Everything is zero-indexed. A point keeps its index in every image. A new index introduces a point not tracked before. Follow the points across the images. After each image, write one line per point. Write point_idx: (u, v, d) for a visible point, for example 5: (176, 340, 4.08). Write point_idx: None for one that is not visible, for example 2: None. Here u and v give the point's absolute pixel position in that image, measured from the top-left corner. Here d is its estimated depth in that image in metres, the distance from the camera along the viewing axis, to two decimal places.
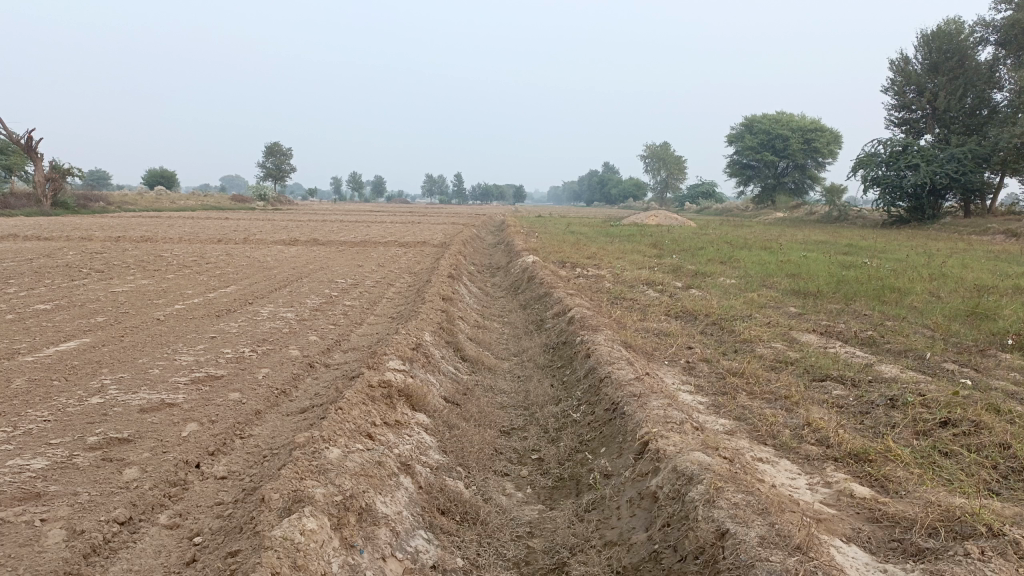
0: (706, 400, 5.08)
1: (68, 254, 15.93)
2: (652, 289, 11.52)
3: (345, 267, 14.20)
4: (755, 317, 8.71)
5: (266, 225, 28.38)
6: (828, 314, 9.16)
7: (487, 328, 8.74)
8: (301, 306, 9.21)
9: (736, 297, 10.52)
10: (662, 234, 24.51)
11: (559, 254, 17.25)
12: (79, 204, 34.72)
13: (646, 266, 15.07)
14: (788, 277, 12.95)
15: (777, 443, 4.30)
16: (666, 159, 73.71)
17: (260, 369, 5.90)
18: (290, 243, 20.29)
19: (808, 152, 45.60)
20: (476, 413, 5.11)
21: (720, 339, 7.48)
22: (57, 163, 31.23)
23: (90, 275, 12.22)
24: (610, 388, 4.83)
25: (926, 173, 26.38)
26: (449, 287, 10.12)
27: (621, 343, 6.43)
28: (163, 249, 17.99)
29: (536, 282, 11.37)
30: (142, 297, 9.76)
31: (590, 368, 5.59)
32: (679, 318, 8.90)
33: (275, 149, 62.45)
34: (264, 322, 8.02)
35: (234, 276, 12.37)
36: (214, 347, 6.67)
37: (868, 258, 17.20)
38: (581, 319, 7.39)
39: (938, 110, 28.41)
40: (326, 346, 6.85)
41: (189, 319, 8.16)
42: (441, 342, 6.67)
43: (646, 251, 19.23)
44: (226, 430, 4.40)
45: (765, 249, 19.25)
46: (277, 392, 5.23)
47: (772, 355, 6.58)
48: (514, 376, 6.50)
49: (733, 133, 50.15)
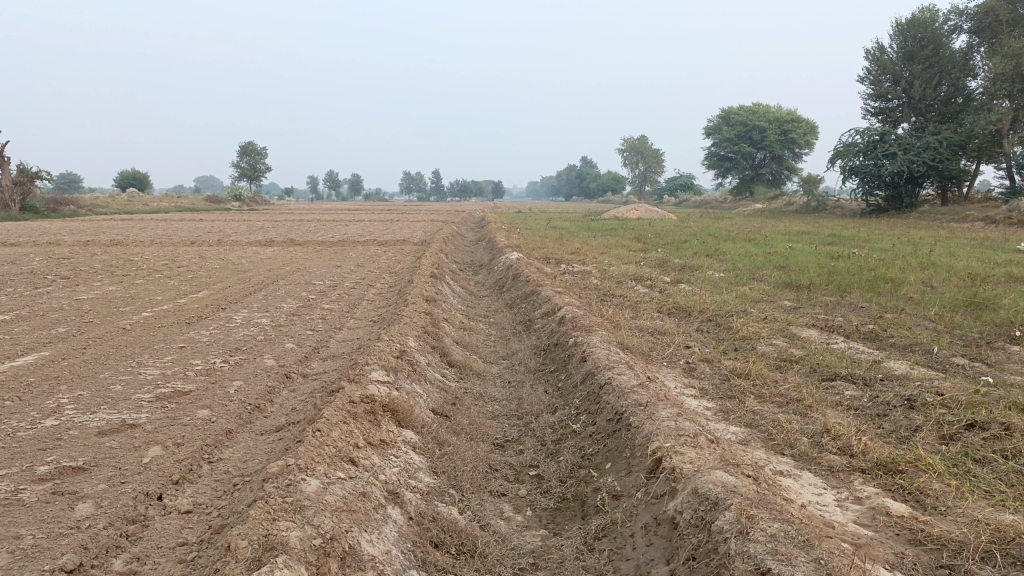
0: (714, 406, 4.75)
1: (34, 259, 15.33)
2: (640, 285, 11.18)
3: (323, 269, 13.75)
4: (750, 312, 8.41)
5: (241, 226, 27.80)
6: (825, 307, 8.87)
7: (474, 330, 8.36)
8: (277, 310, 8.77)
9: (727, 292, 10.19)
10: (645, 228, 24.20)
11: (543, 250, 16.91)
12: (48, 207, 33.83)
13: (632, 260, 14.75)
14: (778, 269, 12.70)
15: (796, 453, 3.97)
16: (643, 153, 73.61)
17: (233, 381, 5.48)
18: (265, 244, 19.76)
19: (785, 143, 45.58)
20: (468, 425, 4.73)
21: (718, 336, 7.17)
22: (24, 166, 30.35)
23: (55, 282, 11.68)
24: (611, 395, 4.47)
25: (903, 161, 26.32)
26: (432, 288, 9.73)
27: (618, 345, 6.08)
28: (133, 253, 17.42)
29: (522, 280, 11.00)
30: (109, 305, 9.27)
31: (587, 373, 5.23)
32: (672, 315, 8.56)
33: (249, 148, 61.17)
34: (238, 329, 7.58)
35: (206, 280, 11.88)
36: (183, 358, 6.24)
37: (855, 248, 16.97)
38: (573, 319, 7.04)
39: (914, 98, 28.37)
40: (304, 354, 6.44)
41: (158, 327, 7.70)
42: (426, 348, 6.28)
43: (630, 245, 18.91)
44: (193, 454, 3.99)
45: (749, 241, 18.99)
46: (251, 408, 4.82)
47: (776, 353, 6.27)
48: (504, 382, 6.13)
49: (710, 125, 50.06)
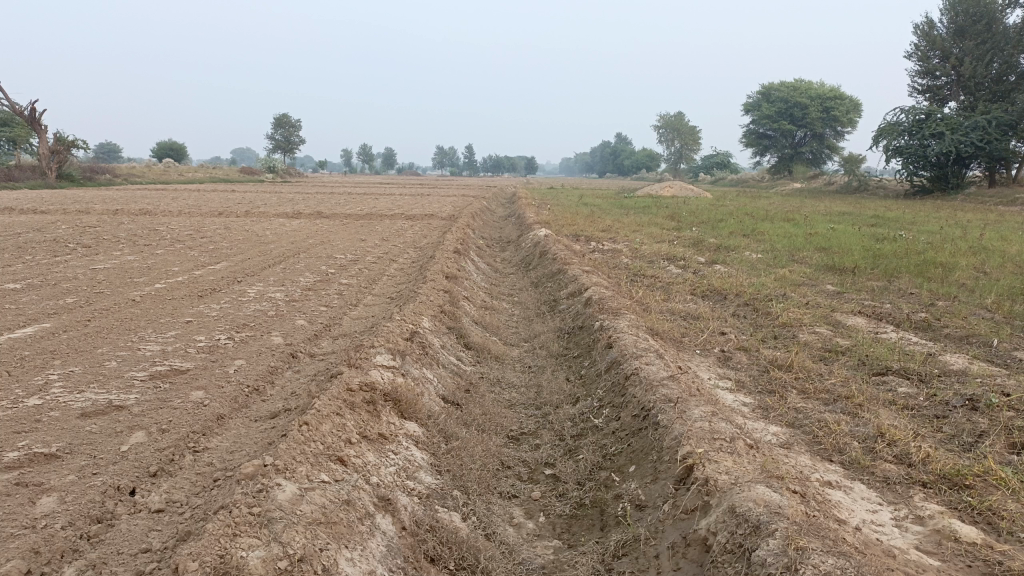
0: (752, 402, 4.31)
1: (59, 228, 15.26)
2: (673, 266, 10.66)
3: (347, 242, 13.45)
4: (790, 296, 7.89)
5: (270, 197, 27.68)
6: (871, 292, 8.32)
7: (496, 309, 7.96)
8: (293, 284, 8.44)
9: (765, 274, 9.64)
10: (679, 207, 23.51)
11: (572, 227, 16.44)
12: (84, 176, 34.12)
13: (666, 240, 14.23)
14: (819, 251, 12.08)
15: (846, 461, 3.52)
16: (679, 130, 72.18)
17: (234, 360, 5.15)
18: (292, 216, 19.55)
19: (827, 121, 44.24)
20: (480, 416, 4.34)
21: (756, 322, 6.67)
22: (61, 134, 30.53)
23: (75, 251, 11.51)
24: (639, 388, 4.04)
25: (950, 142, 25.19)
26: (454, 264, 9.35)
27: (647, 330, 5.63)
28: (159, 222, 17.29)
29: (549, 257, 10.54)
30: (123, 275, 9.03)
31: (612, 362, 4.80)
32: (707, 298, 8.05)
33: (284, 120, 61.18)
34: (249, 303, 7.26)
35: (227, 251, 11.61)
36: (186, 334, 5.91)
37: (901, 231, 16.17)
38: (600, 301, 6.60)
39: (963, 76, 27.08)
40: (313, 332, 6.09)
41: (168, 300, 7.41)
42: (442, 329, 5.88)
43: (663, 223, 18.32)
44: (176, 443, 3.65)
45: (788, 222, 18.25)
46: (249, 391, 4.48)
47: (819, 343, 5.77)
48: (523, 367, 5.72)
49: (749, 102, 48.84)
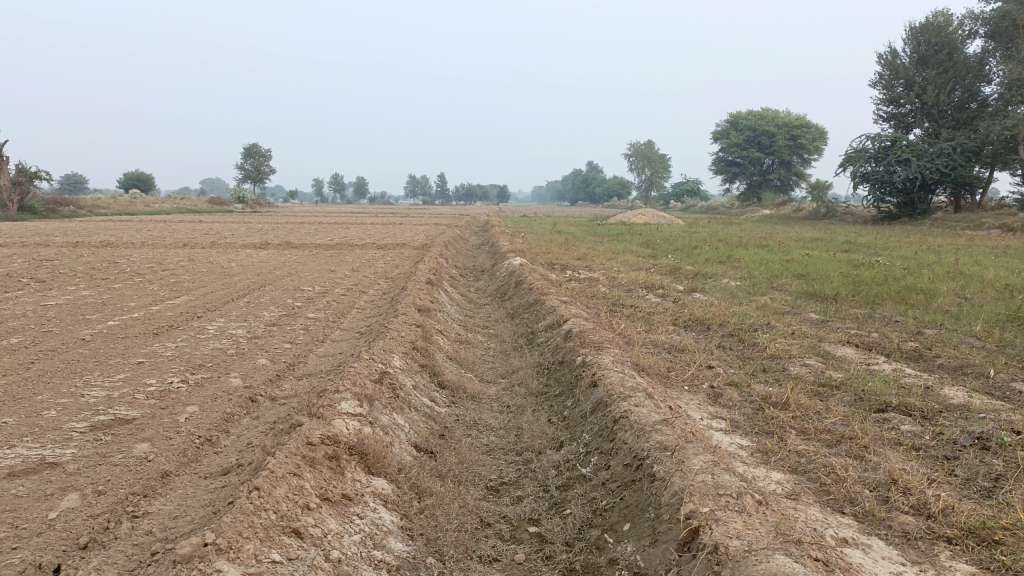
0: (750, 445, 4.00)
1: (15, 261, 14.64)
2: (652, 295, 10.40)
3: (316, 273, 13.02)
4: (775, 326, 7.64)
5: (239, 228, 27.14)
6: (856, 321, 8.10)
7: (472, 344, 7.60)
8: (256, 320, 8.01)
9: (746, 302, 9.40)
10: (652, 234, 23.41)
11: (547, 255, 16.18)
12: (47, 208, 33.26)
13: (643, 268, 14.00)
14: (798, 278, 11.92)
15: (859, 513, 3.21)
16: (650, 158, 72.75)
17: (188, 406, 4.72)
18: (260, 247, 19.04)
19: (794, 148, 44.75)
20: (456, 466, 3.96)
21: (743, 354, 6.39)
22: (23, 165, 29.76)
23: (28, 286, 10.95)
24: (630, 434, 3.69)
25: (916, 168, 25.46)
26: (427, 296, 8.99)
27: (632, 365, 5.31)
28: (120, 255, 16.71)
29: (525, 287, 10.23)
30: (76, 312, 8.53)
31: (598, 403, 4.45)
32: (690, 328, 7.77)
33: (254, 150, 60.61)
34: (208, 341, 6.82)
35: (189, 285, 11.13)
36: (136, 377, 5.47)
37: (876, 257, 16.11)
38: (581, 334, 6.27)
39: (926, 104, 27.46)
40: (276, 372, 5.68)
41: (121, 339, 6.95)
42: (414, 367, 5.51)
43: (638, 251, 18.13)
44: (112, 508, 3.23)
45: (763, 248, 18.13)
46: (199, 443, 4.07)
47: (813, 377, 5.49)
48: (502, 407, 5.36)
49: (717, 130, 49.35)
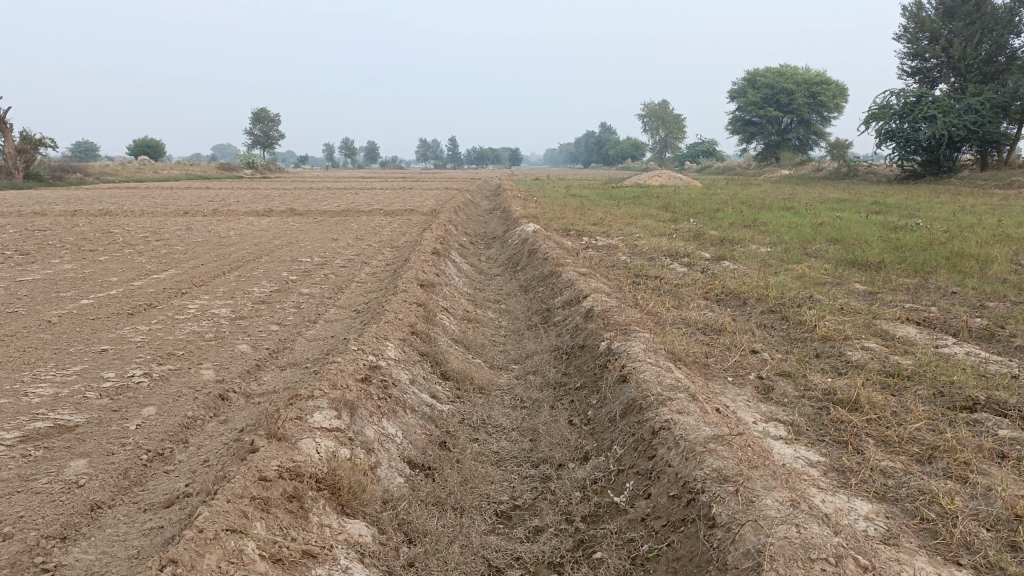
0: (821, 465, 3.24)
1: (6, 231, 13.95)
2: (676, 264, 9.57)
3: (317, 242, 12.27)
4: (820, 299, 6.82)
5: (244, 195, 26.41)
6: (908, 293, 7.27)
7: (481, 322, 6.85)
8: (244, 297, 7.26)
9: (781, 271, 8.59)
10: (670, 196, 22.43)
11: (561, 220, 15.38)
12: (54, 175, 32.53)
13: (664, 233, 13.16)
14: (833, 243, 11.04)
15: (982, 566, 2.45)
16: (663, 119, 70.98)
17: (145, 408, 4.00)
18: (262, 214, 18.27)
19: (814, 106, 43.20)
20: (458, 487, 3.22)
21: (789, 335, 5.59)
22: (27, 132, 28.97)
23: (11, 258, 10.23)
24: (675, 454, 2.93)
25: (942, 125, 24.22)
26: (432, 268, 8.21)
27: (667, 354, 4.53)
28: (116, 224, 15.97)
29: (539, 257, 9.41)
30: (51, 288, 7.80)
31: (630, 404, 3.69)
32: (724, 304, 6.96)
33: (263, 115, 59.53)
34: (186, 323, 6.07)
35: (180, 256, 10.40)
36: (92, 371, 4.72)
37: (912, 219, 15.12)
38: (604, 314, 5.50)
39: (954, 58, 26.05)
40: (254, 363, 4.93)
41: (90, 321, 6.20)
42: (412, 356, 4.75)
43: (657, 214, 17.22)
44: (15, 559, 2.51)
45: (789, 210, 17.13)
46: (148, 460, 3.36)
47: (878, 365, 4.69)
48: (515, 402, 4.61)
49: (733, 89, 47.85)
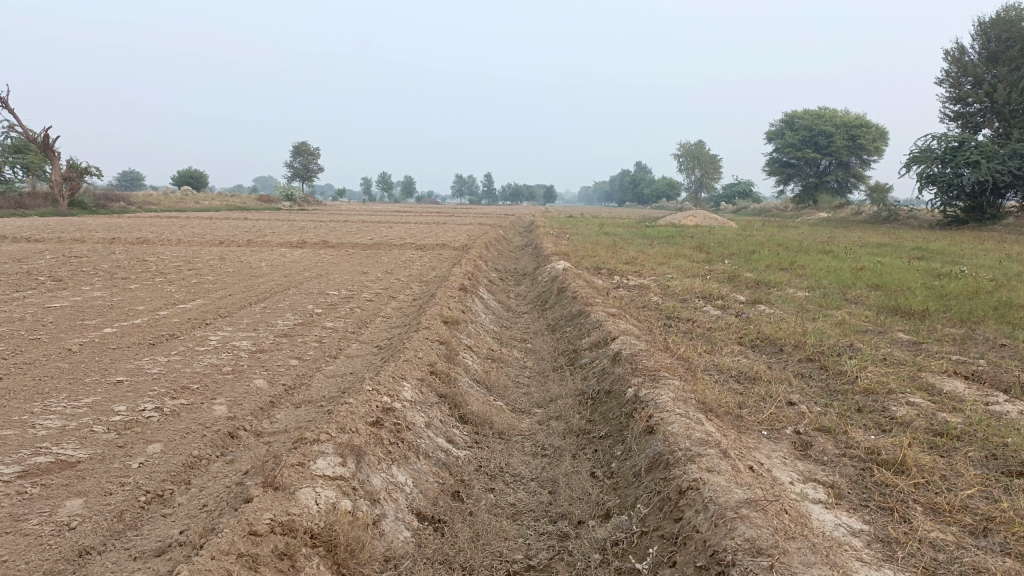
0: (864, 534, 2.98)
1: (45, 257, 14.14)
2: (709, 306, 9.30)
3: (347, 275, 12.21)
4: (860, 348, 6.52)
5: (280, 226, 26.69)
6: (955, 345, 6.93)
7: (505, 362, 6.65)
8: (267, 329, 7.17)
9: (820, 317, 8.28)
10: (705, 237, 22.14)
11: (593, 259, 15.17)
12: (98, 203, 33.21)
13: (698, 274, 12.89)
14: (873, 289, 10.69)
15: None
16: (700, 159, 70.76)
17: (152, 445, 3.87)
18: (295, 245, 18.34)
19: (853, 149, 42.64)
20: (467, 544, 3.01)
21: (829, 387, 5.31)
22: (74, 161, 29.71)
23: (43, 285, 10.31)
24: (703, 518, 2.70)
25: (986, 171, 23.66)
26: (459, 305, 8.06)
27: (697, 404, 4.29)
28: (152, 252, 16.12)
29: (568, 296, 9.22)
30: (77, 316, 7.79)
31: (655, 458, 3.46)
32: (759, 350, 6.69)
33: (303, 148, 60.57)
34: (205, 356, 5.97)
35: (209, 286, 10.38)
36: (104, 403, 4.60)
37: (957, 266, 14.64)
38: (632, 359, 5.27)
39: (997, 103, 25.49)
40: (269, 399, 4.78)
41: (110, 351, 6.13)
42: (430, 398, 4.57)
43: (692, 255, 16.94)
44: None
45: (827, 254, 16.73)
46: (146, 502, 3.22)
47: (924, 423, 4.38)
48: (535, 449, 4.39)
49: (771, 131, 47.57)
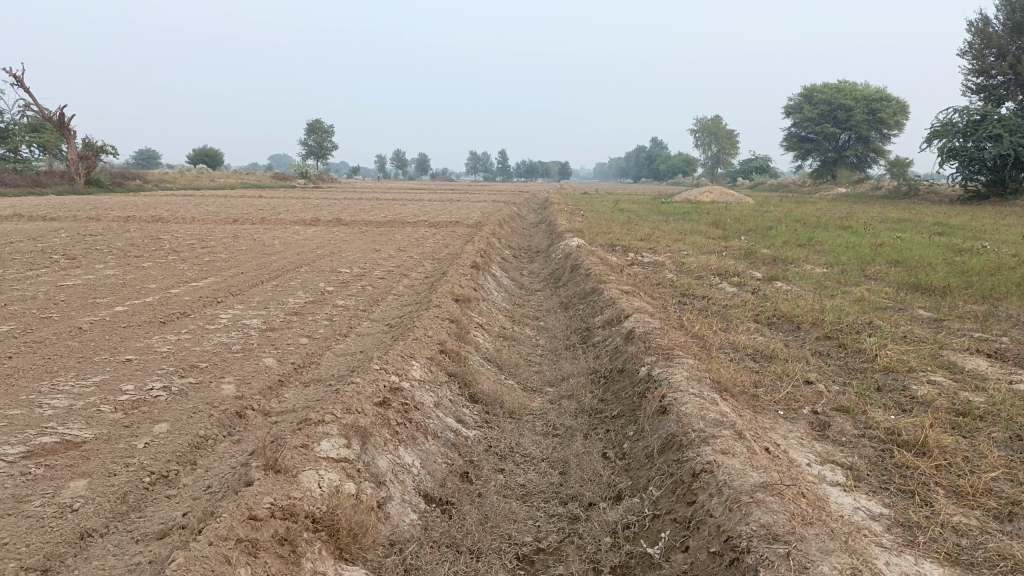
0: (884, 519, 2.89)
1: (60, 236, 14.19)
2: (725, 283, 9.17)
3: (360, 252, 12.16)
4: (879, 326, 6.38)
5: (294, 203, 26.70)
6: (977, 322, 6.77)
7: (517, 340, 6.57)
8: (278, 307, 7.13)
9: (838, 294, 8.14)
10: (721, 213, 21.90)
11: (607, 235, 15.03)
12: (114, 181, 33.34)
13: (713, 250, 12.72)
14: (892, 266, 10.49)
15: None
16: (716, 134, 69.97)
17: (158, 425, 3.83)
18: (308, 223, 18.32)
19: (872, 123, 41.93)
20: (475, 526, 2.94)
21: (847, 365, 5.19)
22: (90, 139, 29.80)
23: (58, 262, 10.33)
24: (717, 502, 2.62)
25: (1009, 144, 23.18)
26: (471, 283, 7.98)
27: (712, 383, 4.20)
28: (166, 230, 16.14)
29: (581, 273, 9.12)
30: (89, 294, 7.78)
31: (668, 439, 3.37)
32: (776, 328, 6.57)
33: (317, 125, 60.48)
34: (215, 334, 5.92)
35: (222, 264, 10.36)
36: (112, 383, 4.56)
37: (979, 241, 14.36)
38: (646, 337, 5.17)
39: (1022, 75, 24.88)
40: (277, 378, 4.73)
41: (120, 329, 6.11)
42: (440, 378, 4.51)
43: (707, 231, 16.75)
44: None
45: (845, 229, 16.48)
46: (150, 483, 3.18)
47: (946, 402, 4.27)
48: (546, 429, 4.32)
49: (789, 105, 46.88)
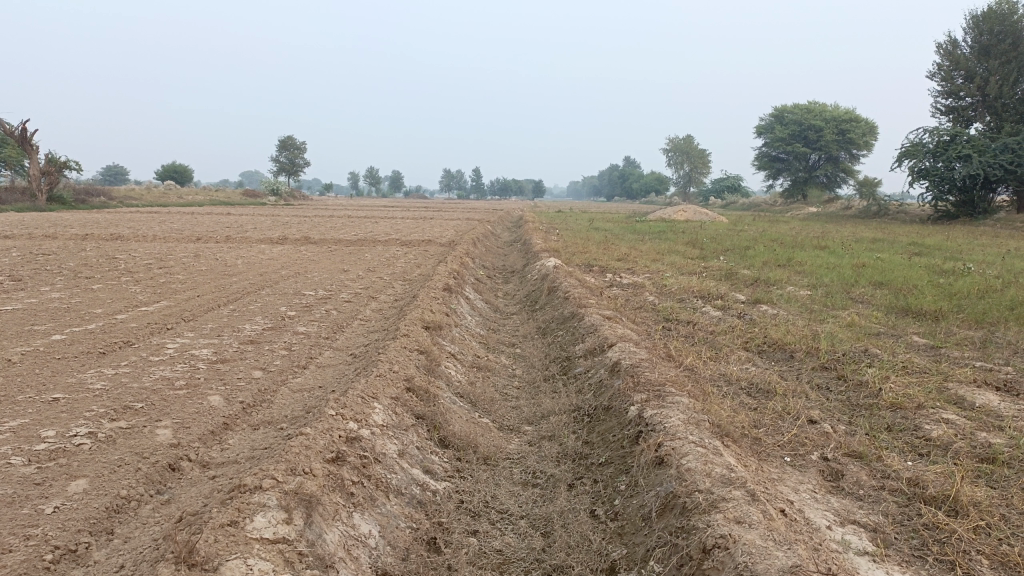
0: None
1: (11, 255, 13.43)
2: (708, 307, 8.76)
3: (327, 273, 11.59)
4: (876, 355, 6.00)
5: (262, 221, 25.99)
6: (975, 350, 6.42)
7: (493, 371, 6.08)
8: (233, 335, 6.57)
9: (827, 319, 7.77)
10: (696, 232, 21.62)
11: (583, 255, 14.63)
12: (77, 197, 32.30)
13: (693, 272, 12.34)
14: (877, 288, 10.18)
15: None
16: (688, 153, 70.27)
17: (75, 482, 3.28)
18: (276, 242, 17.68)
19: (843, 143, 42.20)
20: None
21: (851, 401, 4.77)
22: (52, 155, 28.87)
23: (2, 285, 9.64)
24: None
25: (977, 165, 23.25)
26: (443, 307, 7.48)
27: (711, 427, 3.76)
28: (124, 249, 15.40)
29: (559, 297, 8.67)
30: (28, 321, 7.15)
31: (669, 500, 2.93)
32: (768, 357, 6.17)
33: (289, 143, 59.80)
34: (158, 368, 5.35)
35: (178, 286, 9.75)
36: (30, 427, 4.00)
37: (957, 262, 14.13)
38: (634, 372, 4.72)
39: (989, 96, 25.02)
40: (222, 421, 4.19)
41: (54, 361, 5.52)
42: (406, 420, 4.01)
43: (685, 251, 16.43)
44: None
45: (824, 250, 16.23)
46: (53, 562, 2.64)
47: (968, 446, 3.85)
48: (525, 478, 3.82)
49: (760, 125, 47.12)
